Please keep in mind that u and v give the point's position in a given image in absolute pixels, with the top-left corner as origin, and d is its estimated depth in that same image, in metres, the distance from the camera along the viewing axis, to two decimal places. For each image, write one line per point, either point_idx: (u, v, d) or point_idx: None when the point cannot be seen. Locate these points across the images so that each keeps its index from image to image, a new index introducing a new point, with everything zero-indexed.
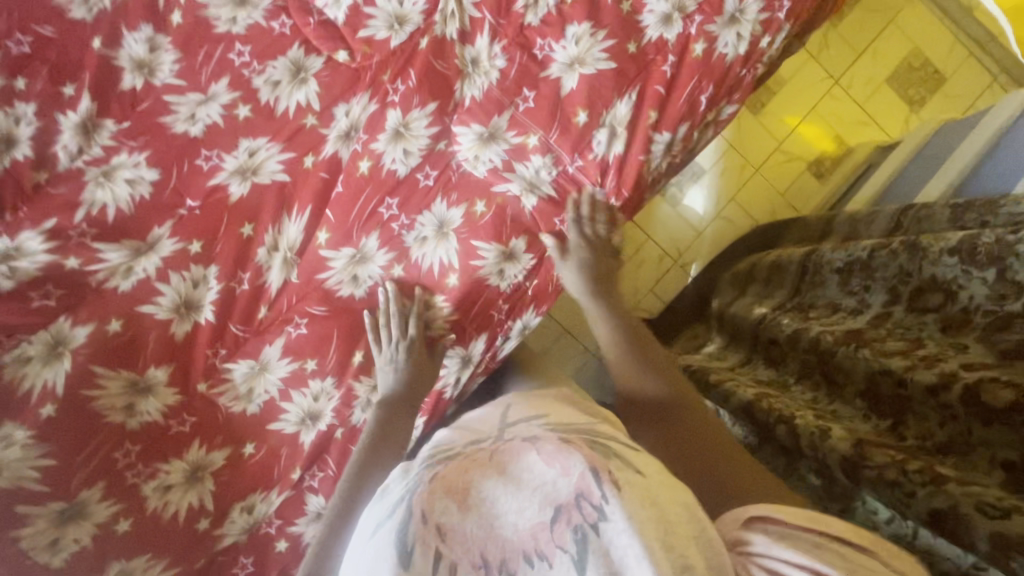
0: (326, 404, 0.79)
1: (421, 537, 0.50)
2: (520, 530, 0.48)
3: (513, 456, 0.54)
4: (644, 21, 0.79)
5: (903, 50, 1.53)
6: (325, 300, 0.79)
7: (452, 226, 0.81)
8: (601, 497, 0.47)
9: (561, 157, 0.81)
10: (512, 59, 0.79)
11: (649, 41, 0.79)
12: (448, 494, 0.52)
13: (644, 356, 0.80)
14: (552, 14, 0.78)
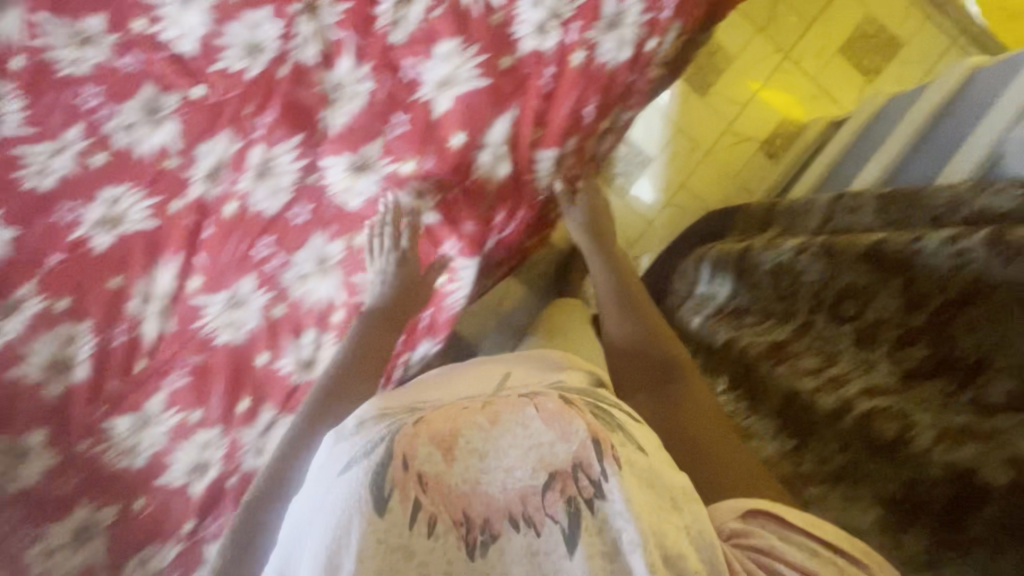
0: (215, 453, 0.78)
1: (401, 483, 0.43)
2: (508, 490, 0.42)
3: (511, 405, 0.46)
4: (519, 32, 0.74)
5: (857, 16, 1.37)
6: (202, 348, 0.77)
7: (333, 261, 0.80)
8: (600, 472, 0.42)
9: (442, 180, 0.78)
10: (381, 82, 0.75)
11: (525, 53, 0.75)
12: (430, 441, 0.45)
13: (633, 307, 0.71)
14: (419, 31, 0.74)
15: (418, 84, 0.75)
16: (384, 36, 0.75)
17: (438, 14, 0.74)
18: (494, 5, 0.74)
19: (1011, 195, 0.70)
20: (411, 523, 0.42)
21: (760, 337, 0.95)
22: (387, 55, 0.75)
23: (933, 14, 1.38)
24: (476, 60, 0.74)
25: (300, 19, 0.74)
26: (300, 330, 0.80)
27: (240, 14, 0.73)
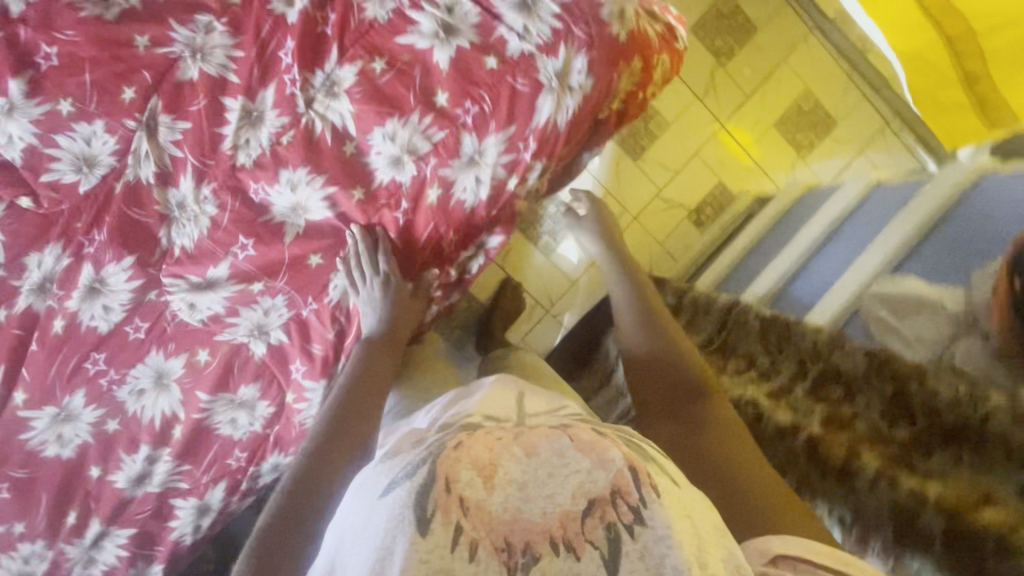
0: (37, 565, 0.91)
1: (443, 505, 0.51)
2: (548, 514, 0.51)
3: (545, 438, 0.56)
4: (374, 162, 0.87)
5: (802, 73, 2.02)
6: (26, 463, 0.88)
7: (170, 376, 0.90)
8: (638, 500, 0.51)
9: (294, 299, 0.90)
10: (224, 206, 0.85)
11: (381, 183, 0.88)
12: (472, 466, 0.54)
13: (652, 318, 0.88)
14: (266, 155, 0.85)
15: (270, 208, 0.87)
16: (246, 164, 0.85)
17: (289, 140, 0.84)
18: (348, 138, 0.86)
19: (858, 356, 0.81)
20: (453, 546, 0.49)
21: None
22: (231, 176, 0.85)
23: (869, 80, 2.06)
24: (327, 186, 0.86)
25: (137, 135, 0.82)
26: (135, 446, 0.91)
27: (70, 127, 0.80)
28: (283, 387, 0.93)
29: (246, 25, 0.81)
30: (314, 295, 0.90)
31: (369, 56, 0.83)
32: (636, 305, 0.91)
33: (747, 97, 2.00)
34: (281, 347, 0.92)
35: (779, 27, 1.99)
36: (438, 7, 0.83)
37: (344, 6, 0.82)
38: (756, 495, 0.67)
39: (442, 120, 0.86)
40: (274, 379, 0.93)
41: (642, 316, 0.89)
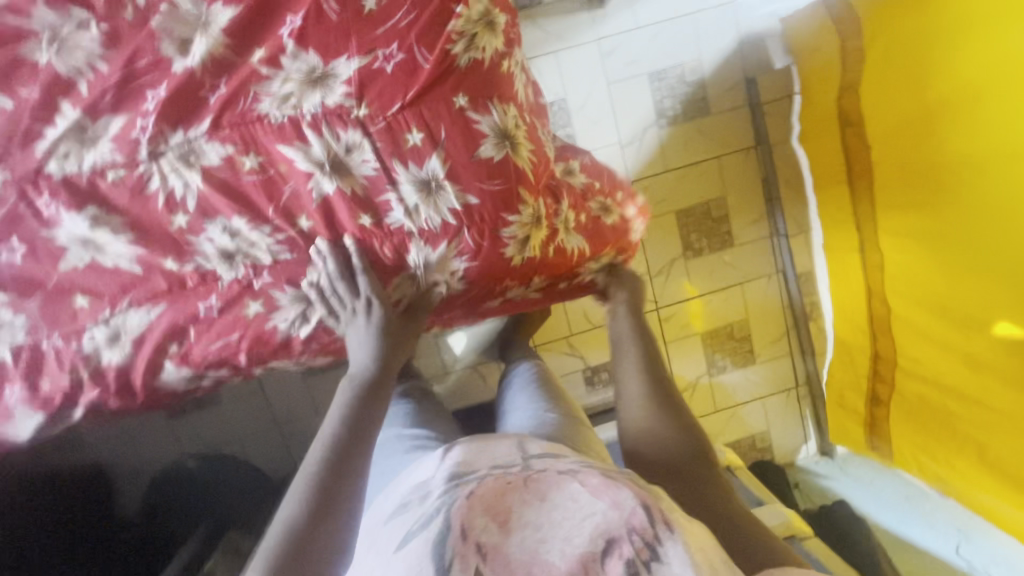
0: None
1: (461, 553, 0.49)
2: (568, 557, 0.48)
3: (555, 485, 0.56)
4: (201, 246, 0.77)
5: (755, 302, 2.03)
6: None
7: None
8: (655, 534, 0.49)
9: (38, 327, 0.79)
10: (6, 200, 0.74)
11: (202, 268, 0.78)
12: (486, 513, 0.53)
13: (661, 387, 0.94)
14: (82, 178, 0.74)
15: (54, 229, 0.75)
16: (54, 175, 0.74)
17: (115, 179, 0.74)
18: (182, 208, 0.76)
19: None
20: None
21: None
22: (30, 178, 0.73)
23: (796, 344, 2.07)
24: (131, 242, 0.76)
25: None
26: None
27: None
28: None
29: (125, 45, 0.71)
30: (62, 331, 0.80)
31: (243, 147, 0.74)
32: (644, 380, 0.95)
33: (694, 300, 1.99)
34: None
35: (749, 259, 2.00)
36: (339, 140, 0.75)
37: (238, 86, 0.72)
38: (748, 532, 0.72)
39: (291, 244, 0.78)
40: None
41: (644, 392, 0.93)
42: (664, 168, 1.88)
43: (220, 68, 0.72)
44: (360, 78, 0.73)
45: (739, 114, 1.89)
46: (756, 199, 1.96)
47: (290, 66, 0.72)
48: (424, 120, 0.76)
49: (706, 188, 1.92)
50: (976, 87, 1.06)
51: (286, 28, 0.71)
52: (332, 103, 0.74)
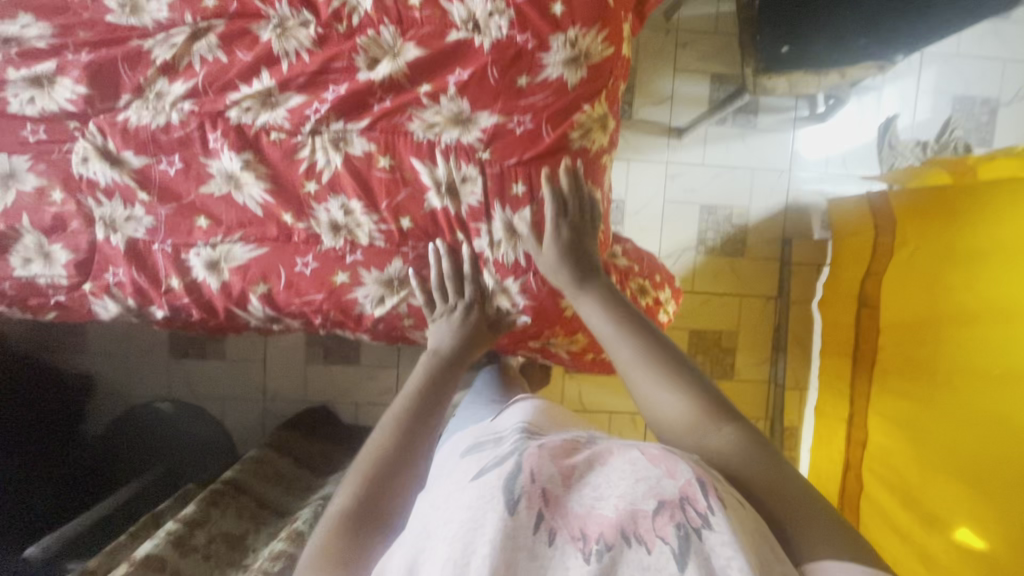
0: None
1: (529, 493, 0.57)
2: (620, 509, 0.55)
3: (618, 452, 0.62)
4: (319, 212, 0.92)
5: None
6: None
7: (16, 183, 0.91)
8: (705, 506, 0.55)
9: (158, 229, 0.92)
10: (186, 125, 0.90)
11: (312, 230, 0.92)
12: (553, 465, 0.60)
13: (650, 349, 0.79)
14: (251, 129, 0.91)
15: (211, 160, 0.91)
16: (231, 120, 0.91)
17: (275, 139, 0.91)
18: (316, 178, 0.91)
19: None
20: (534, 528, 0.55)
21: (248, 513, 1.33)
22: (212, 116, 0.90)
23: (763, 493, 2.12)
24: (264, 189, 0.91)
25: (183, 29, 0.89)
26: None
27: None
28: (87, 274, 0.94)
29: (329, 48, 0.90)
30: (175, 240, 0.93)
31: (383, 149, 0.91)
32: (614, 331, 0.82)
33: None
34: (111, 249, 0.93)
35: (743, 395, 2.10)
36: (459, 170, 0.92)
37: (399, 105, 0.90)
38: (800, 506, 0.63)
39: (389, 235, 0.92)
40: (90, 265, 0.94)
41: (622, 340, 0.81)
42: (691, 288, 2.06)
43: (392, 87, 0.90)
44: (493, 130, 0.91)
45: (769, 265, 2.07)
46: (764, 344, 2.09)
47: (445, 103, 0.90)
48: (530, 178, 0.93)
49: (722, 318, 2.07)
50: (983, 317, 1.21)
51: (453, 77, 0.90)
52: (465, 141, 0.91)
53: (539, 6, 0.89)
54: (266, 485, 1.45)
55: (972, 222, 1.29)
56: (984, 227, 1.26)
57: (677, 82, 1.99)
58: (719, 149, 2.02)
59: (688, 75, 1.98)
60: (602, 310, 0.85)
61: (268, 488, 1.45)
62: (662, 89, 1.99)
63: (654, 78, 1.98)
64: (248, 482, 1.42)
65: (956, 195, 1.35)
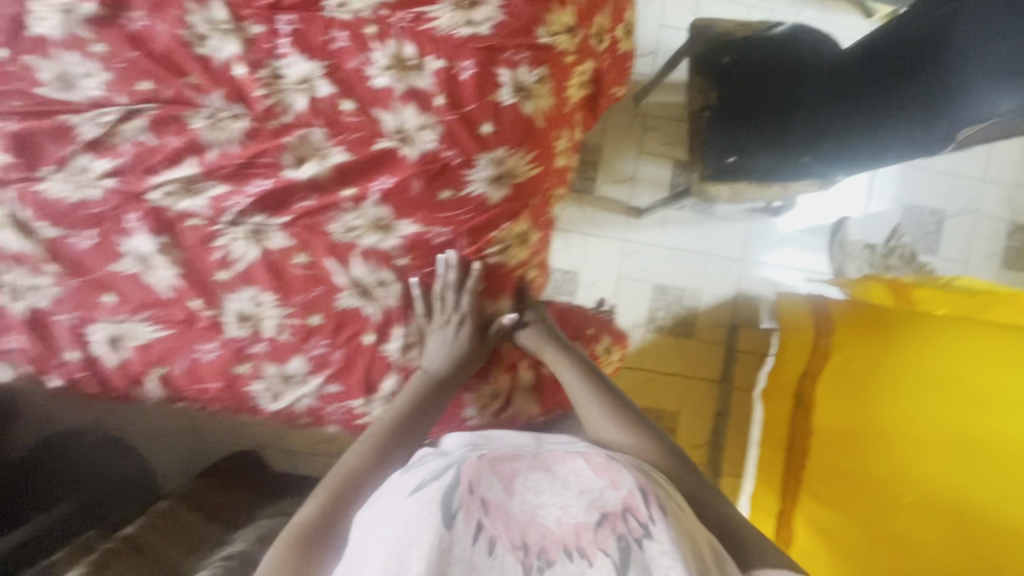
0: None
1: (465, 506, 0.62)
2: (564, 524, 0.60)
3: (561, 460, 0.68)
4: (229, 301, 0.92)
5: None
6: None
7: None
8: (644, 516, 0.61)
9: (63, 301, 0.91)
10: (105, 201, 0.90)
11: (220, 318, 0.92)
12: (492, 474, 0.65)
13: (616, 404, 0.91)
14: (169, 212, 0.91)
15: (125, 238, 0.91)
16: (151, 202, 0.91)
17: (193, 224, 0.91)
18: (229, 267, 0.91)
19: None
20: (473, 540, 0.59)
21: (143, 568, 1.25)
22: (132, 195, 0.91)
23: None
24: (176, 273, 0.91)
25: (114, 108, 0.90)
26: None
27: (84, 57, 0.90)
28: None
29: (258, 142, 0.91)
30: (79, 313, 0.91)
31: (300, 246, 0.92)
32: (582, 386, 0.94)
33: None
34: (10, 316, 0.91)
35: None
36: (375, 274, 0.92)
37: (321, 205, 0.91)
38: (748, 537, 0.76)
39: (296, 330, 0.92)
40: None
41: (589, 394, 0.93)
42: (639, 364, 2.07)
43: (315, 187, 0.91)
44: (413, 238, 0.93)
45: (717, 349, 2.11)
46: (705, 427, 2.10)
47: (367, 208, 0.92)
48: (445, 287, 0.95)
49: (665, 398, 2.09)
50: (891, 434, 1.16)
51: (377, 184, 0.91)
52: (384, 246, 0.92)
53: (469, 125, 0.92)
54: (171, 543, 1.36)
55: (894, 349, 1.21)
56: (900, 357, 1.20)
57: (640, 163, 2.03)
58: (677, 231, 2.07)
59: (652, 157, 2.03)
60: (574, 366, 0.96)
61: (176, 542, 1.37)
62: (625, 170, 2.03)
63: (619, 158, 2.03)
64: (148, 541, 1.33)
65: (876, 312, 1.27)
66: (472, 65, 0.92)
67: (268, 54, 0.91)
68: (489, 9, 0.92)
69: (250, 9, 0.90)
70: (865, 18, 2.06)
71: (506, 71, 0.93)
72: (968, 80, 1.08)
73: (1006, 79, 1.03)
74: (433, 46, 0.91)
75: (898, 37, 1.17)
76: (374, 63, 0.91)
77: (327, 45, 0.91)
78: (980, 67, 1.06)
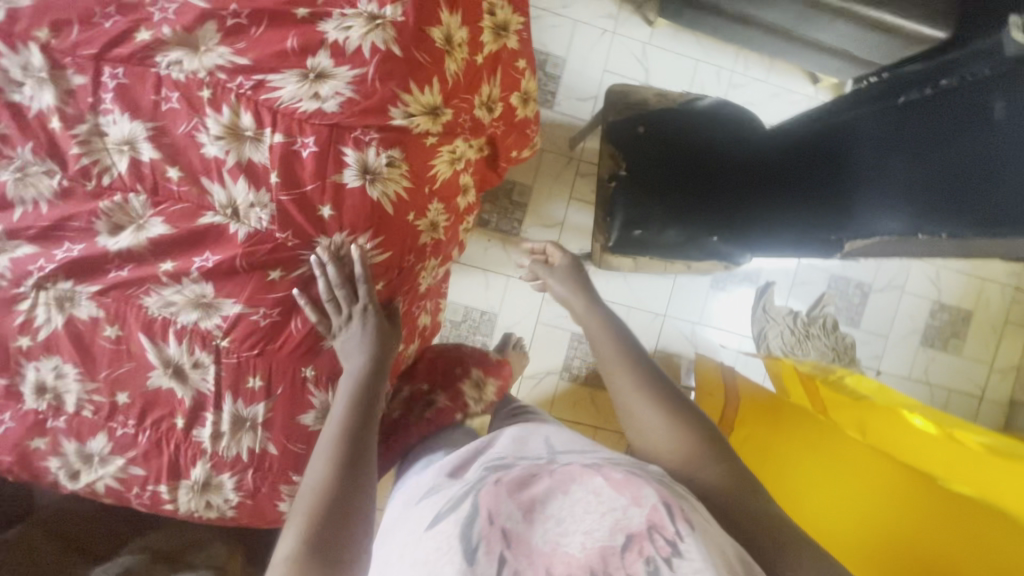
0: None
1: (486, 538, 0.52)
2: (588, 549, 0.50)
3: (580, 473, 0.57)
4: (27, 370, 0.85)
5: None
6: None
7: None
8: (673, 532, 0.50)
9: None
10: None
11: (16, 387, 0.85)
12: (509, 500, 0.55)
13: (652, 383, 0.86)
14: None
15: None
16: None
17: None
18: (30, 335, 0.84)
19: None
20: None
21: None
22: None
23: None
24: None
25: None
26: None
27: None
28: None
29: (71, 203, 0.84)
30: None
31: (111, 318, 0.85)
32: (620, 353, 0.91)
33: None
34: None
35: None
36: (191, 355, 0.86)
37: (136, 278, 0.84)
38: (778, 540, 0.68)
39: (100, 407, 0.86)
40: None
41: (625, 361, 0.90)
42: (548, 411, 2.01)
43: (131, 258, 0.84)
44: (234, 318, 0.86)
45: None
46: None
47: (186, 284, 0.85)
48: (268, 373, 0.88)
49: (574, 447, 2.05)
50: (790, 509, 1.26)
51: (199, 260, 0.85)
52: (203, 326, 0.86)
53: (307, 206, 0.87)
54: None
55: (778, 435, 1.38)
56: (786, 442, 1.34)
57: (570, 210, 1.99)
58: (603, 281, 2.03)
59: (582, 206, 1.99)
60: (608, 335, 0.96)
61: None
62: (554, 214, 1.98)
63: (548, 201, 1.97)
64: None
65: (779, 402, 1.43)
66: (314, 142, 0.86)
67: (90, 108, 0.83)
68: (337, 82, 0.85)
69: (72, 58, 0.83)
70: (811, 84, 2.04)
71: (352, 151, 0.87)
72: (855, 199, 1.12)
73: (882, 206, 1.07)
74: (273, 117, 0.85)
75: (810, 146, 1.22)
76: (206, 129, 0.84)
77: (156, 106, 0.84)
78: (878, 195, 1.08)
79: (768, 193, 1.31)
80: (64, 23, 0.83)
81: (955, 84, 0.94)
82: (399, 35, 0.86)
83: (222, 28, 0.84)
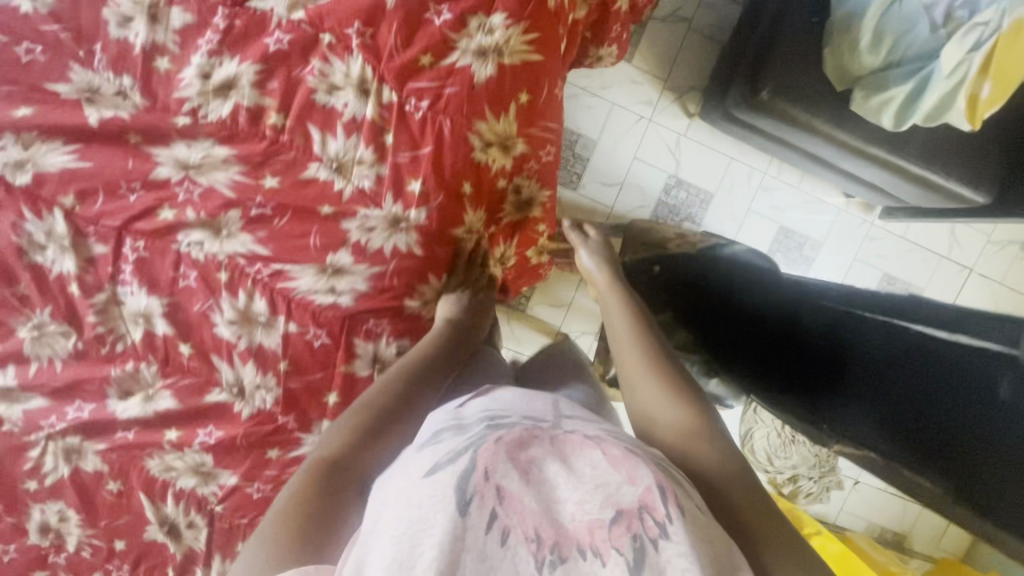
0: None
1: (481, 492, 0.47)
2: (576, 520, 0.46)
3: (581, 449, 0.52)
4: (33, 511, 0.89)
5: None
6: None
7: None
8: (663, 515, 0.46)
9: None
10: None
11: (23, 524, 0.90)
12: (508, 460, 0.49)
13: (662, 356, 0.76)
14: None
15: None
16: None
17: (8, 431, 0.87)
18: (37, 481, 0.89)
19: None
20: (485, 532, 0.45)
21: None
22: None
23: None
24: None
25: None
26: None
27: None
28: None
29: (83, 366, 0.86)
30: None
31: (115, 472, 0.89)
32: (633, 329, 0.82)
33: None
34: None
35: None
36: (187, 515, 0.91)
37: (141, 442, 0.88)
38: (774, 533, 0.55)
39: (98, 550, 0.91)
40: None
41: (638, 334, 0.80)
42: None
43: (138, 422, 0.87)
44: (231, 489, 0.90)
45: None
46: None
47: (188, 453, 0.89)
48: None
49: None
50: None
51: (202, 433, 0.88)
52: (201, 491, 0.90)
53: (313, 393, 0.89)
54: None
55: None
56: None
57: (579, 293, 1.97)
58: None
59: None
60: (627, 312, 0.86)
61: None
62: (563, 295, 1.97)
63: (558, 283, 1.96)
64: None
65: None
66: (326, 335, 0.87)
67: (109, 278, 0.85)
68: (353, 279, 0.86)
69: (95, 227, 0.83)
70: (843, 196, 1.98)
71: (363, 341, 0.88)
72: (826, 396, 0.87)
73: (852, 415, 0.82)
74: (287, 306, 0.86)
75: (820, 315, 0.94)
76: (220, 312, 0.86)
77: (174, 282, 0.85)
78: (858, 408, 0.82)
79: (721, 343, 1.06)
80: (89, 192, 0.82)
81: (991, 345, 0.75)
82: (421, 238, 0.86)
83: (245, 216, 0.84)
